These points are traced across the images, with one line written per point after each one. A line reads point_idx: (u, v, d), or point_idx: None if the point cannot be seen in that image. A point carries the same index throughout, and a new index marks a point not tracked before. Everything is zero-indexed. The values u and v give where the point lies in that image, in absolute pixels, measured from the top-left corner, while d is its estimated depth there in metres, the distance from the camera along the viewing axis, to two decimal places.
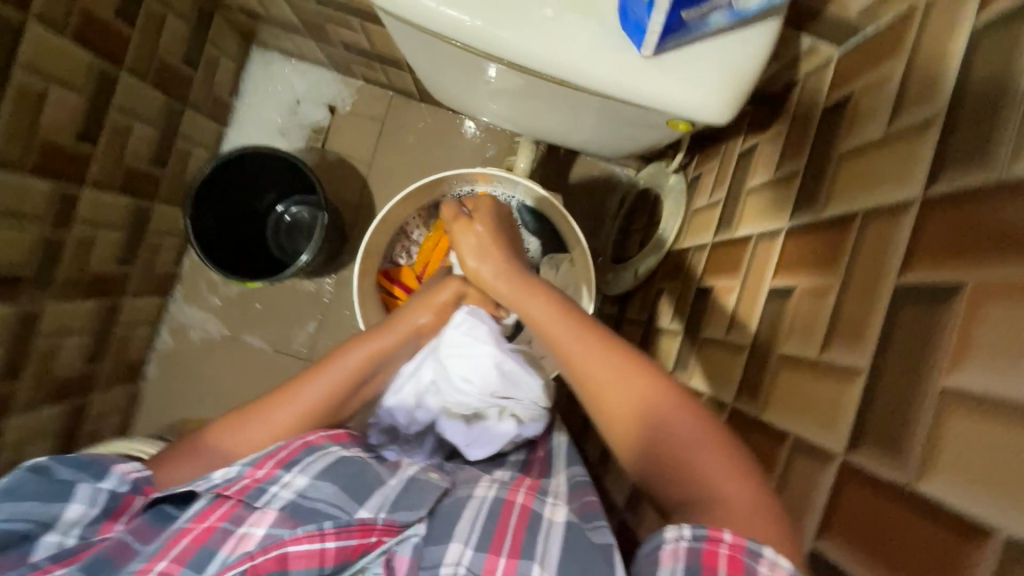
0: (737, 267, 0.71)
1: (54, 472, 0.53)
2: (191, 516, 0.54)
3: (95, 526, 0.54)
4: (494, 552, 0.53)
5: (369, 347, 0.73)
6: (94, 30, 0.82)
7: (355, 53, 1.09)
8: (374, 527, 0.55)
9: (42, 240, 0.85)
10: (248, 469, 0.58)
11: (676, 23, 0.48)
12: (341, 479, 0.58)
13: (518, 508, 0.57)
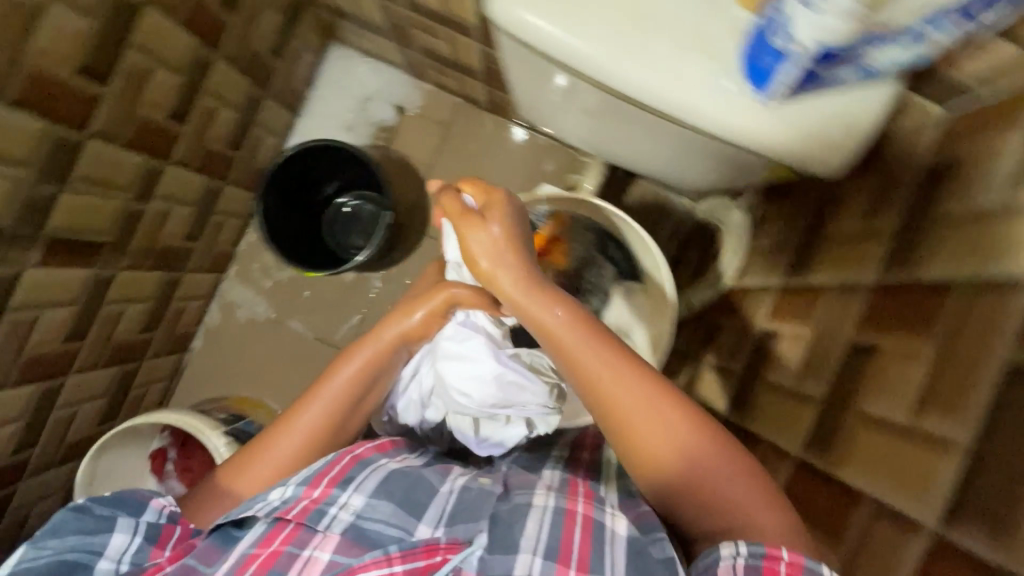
0: (808, 315, 0.69)
1: (91, 508, 0.57)
2: (254, 542, 0.56)
3: (144, 552, 0.57)
4: (564, 563, 0.52)
5: (354, 364, 0.71)
6: (202, 16, 0.86)
7: (434, 59, 1.12)
8: (438, 546, 0.54)
9: (126, 210, 0.88)
10: (305, 488, 0.58)
11: (811, 77, 0.48)
12: (397, 495, 0.59)
13: (581, 518, 0.55)
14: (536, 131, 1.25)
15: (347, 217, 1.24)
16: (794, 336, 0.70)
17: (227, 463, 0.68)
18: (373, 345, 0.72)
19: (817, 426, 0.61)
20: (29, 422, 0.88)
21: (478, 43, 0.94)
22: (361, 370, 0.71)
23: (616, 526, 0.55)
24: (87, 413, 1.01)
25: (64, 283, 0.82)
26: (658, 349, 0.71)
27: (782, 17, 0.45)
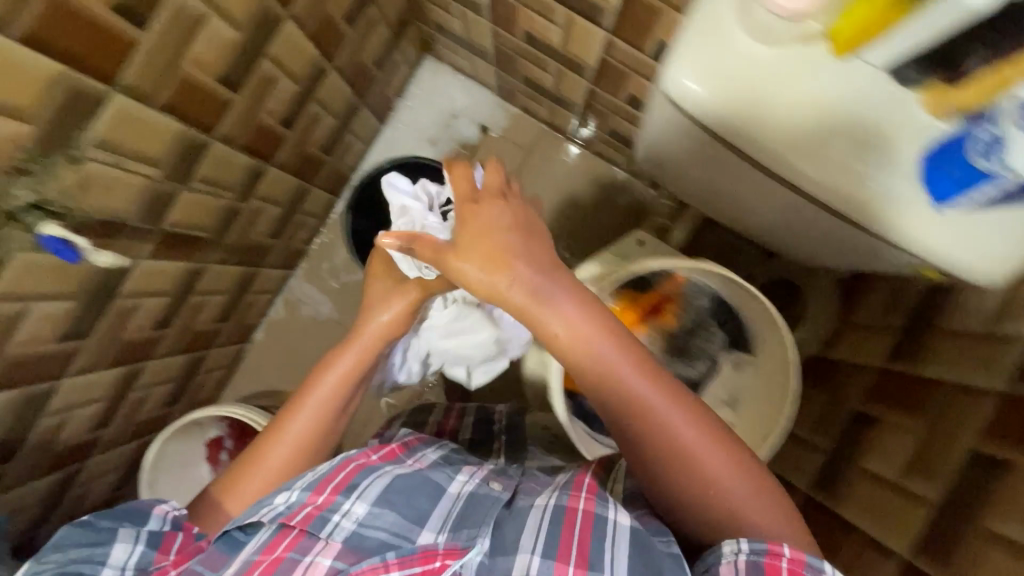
0: (920, 407, 0.65)
1: (94, 522, 0.64)
2: (260, 548, 0.61)
3: (147, 556, 0.63)
4: (563, 560, 0.55)
5: (338, 370, 0.79)
6: (326, 29, 0.87)
7: (531, 88, 1.12)
8: (436, 552, 0.58)
9: (227, 207, 0.90)
10: (309, 495, 0.63)
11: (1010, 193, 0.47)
12: (399, 506, 0.62)
13: (582, 515, 0.58)
14: (588, 145, 1.25)
15: None
16: (893, 426, 0.67)
17: (221, 482, 0.74)
18: (359, 345, 0.80)
19: (922, 533, 0.57)
20: (109, 403, 0.90)
21: (588, 81, 0.94)
22: (348, 373, 0.79)
23: (619, 517, 0.58)
24: (158, 396, 1.02)
25: (165, 274, 0.84)
26: (769, 434, 0.69)
27: (995, 134, 0.45)
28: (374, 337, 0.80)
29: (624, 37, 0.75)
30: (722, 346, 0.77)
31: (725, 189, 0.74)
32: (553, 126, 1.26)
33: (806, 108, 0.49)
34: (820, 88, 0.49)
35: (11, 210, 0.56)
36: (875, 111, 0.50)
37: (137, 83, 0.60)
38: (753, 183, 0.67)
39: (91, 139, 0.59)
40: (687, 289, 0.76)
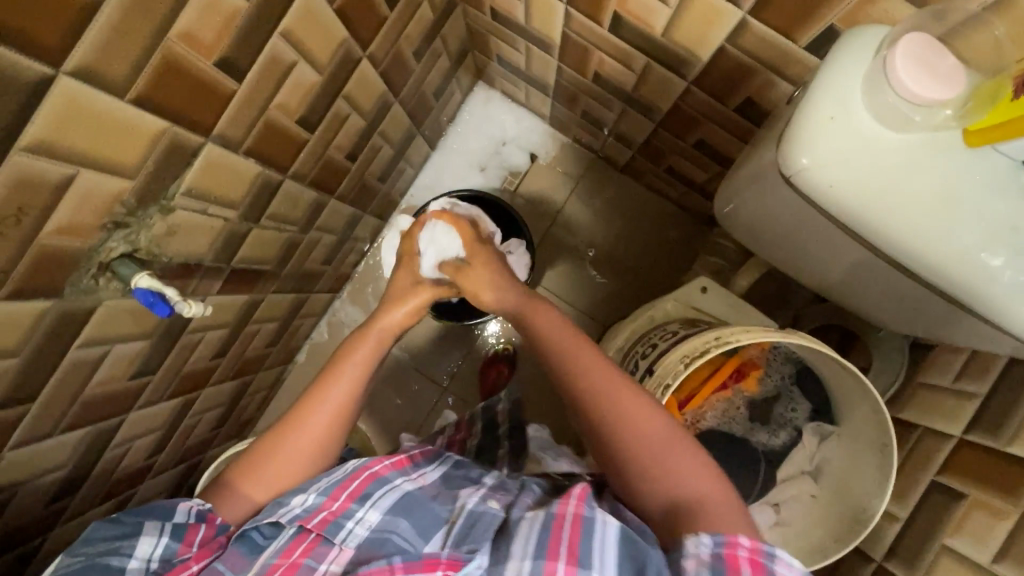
0: (1013, 490, 0.62)
1: (121, 517, 0.63)
2: (276, 553, 0.60)
3: (172, 548, 0.62)
4: (553, 558, 0.53)
5: (362, 352, 0.77)
6: (397, 66, 0.86)
7: (588, 121, 1.11)
8: (438, 561, 0.56)
9: (290, 239, 0.89)
10: (324, 502, 0.62)
11: None
12: (411, 515, 0.62)
13: (571, 518, 0.55)
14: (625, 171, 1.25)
15: None
16: (983, 506, 0.64)
17: (241, 462, 0.69)
18: (376, 332, 0.80)
19: None
20: (165, 431, 0.90)
21: (654, 123, 0.93)
22: (368, 360, 0.77)
23: (606, 518, 0.55)
24: (208, 419, 1.02)
25: (228, 306, 0.84)
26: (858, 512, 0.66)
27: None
28: (391, 323, 0.82)
29: (706, 88, 0.73)
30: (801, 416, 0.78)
31: (793, 250, 0.74)
32: (596, 151, 1.25)
33: (935, 198, 0.50)
34: (948, 177, 0.50)
35: (106, 261, 0.56)
36: (1000, 212, 0.50)
37: (227, 132, 0.60)
38: (797, 225, 0.67)
39: (180, 188, 0.59)
40: (772, 355, 0.79)
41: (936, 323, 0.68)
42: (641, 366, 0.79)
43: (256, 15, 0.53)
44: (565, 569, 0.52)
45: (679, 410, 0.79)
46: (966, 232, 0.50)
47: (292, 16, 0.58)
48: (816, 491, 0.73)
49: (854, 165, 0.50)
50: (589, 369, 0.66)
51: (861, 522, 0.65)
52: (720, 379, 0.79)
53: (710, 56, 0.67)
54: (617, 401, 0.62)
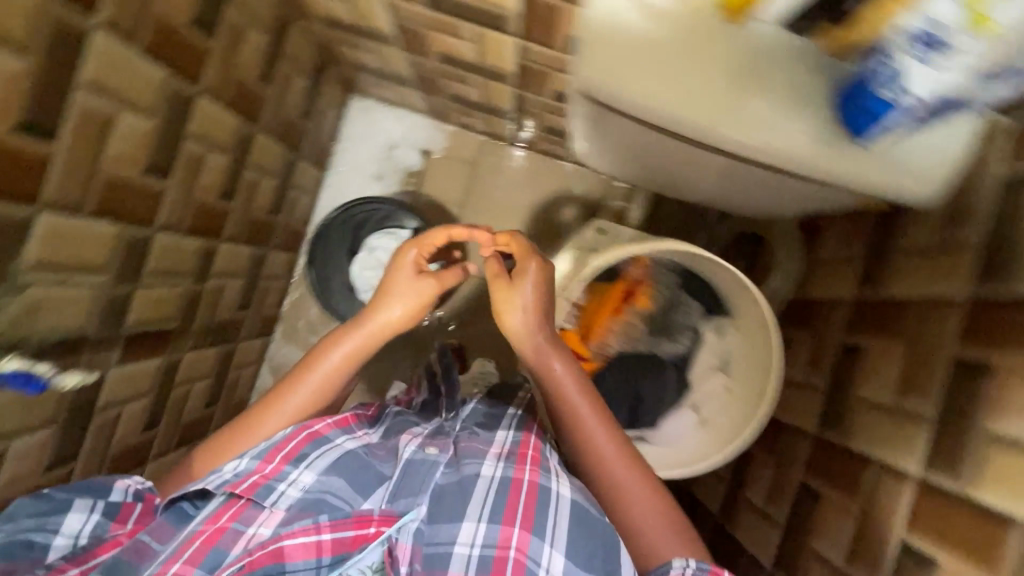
0: (898, 331, 0.66)
1: (51, 493, 0.61)
2: (203, 519, 0.63)
3: (105, 526, 0.62)
4: (509, 524, 0.63)
5: (345, 350, 0.76)
6: (242, 96, 0.86)
7: (459, 103, 1.12)
8: (370, 519, 0.64)
9: (187, 293, 0.88)
10: (258, 464, 0.66)
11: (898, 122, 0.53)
12: (347, 473, 0.68)
13: (527, 484, 0.66)
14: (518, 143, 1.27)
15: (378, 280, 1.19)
16: (880, 353, 0.68)
17: (211, 439, 0.73)
18: (369, 327, 0.77)
19: (928, 447, 0.57)
20: None
21: (512, 87, 0.95)
22: (352, 353, 0.76)
23: (559, 489, 0.66)
24: None
25: (140, 375, 0.82)
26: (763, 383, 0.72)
27: (891, 68, 0.49)
28: (387, 322, 0.77)
29: (534, 40, 0.76)
30: (698, 313, 0.81)
31: (678, 176, 0.78)
32: (483, 132, 1.27)
33: (725, 79, 0.54)
34: (736, 62, 0.54)
35: None
36: (811, 133, 0.55)
37: (60, 196, 0.59)
38: (672, 155, 0.71)
39: (24, 261, 0.57)
40: (652, 268, 0.81)
41: (834, 202, 0.72)
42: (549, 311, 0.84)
43: (44, 71, 0.53)
44: (518, 535, 0.62)
45: (581, 344, 0.84)
46: (785, 158, 0.56)
47: (91, 66, 0.57)
48: (728, 378, 0.77)
49: (636, 61, 0.54)
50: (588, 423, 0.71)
51: (765, 394, 0.70)
52: (611, 306, 0.83)
53: (521, 7, 0.69)
54: (604, 452, 0.70)
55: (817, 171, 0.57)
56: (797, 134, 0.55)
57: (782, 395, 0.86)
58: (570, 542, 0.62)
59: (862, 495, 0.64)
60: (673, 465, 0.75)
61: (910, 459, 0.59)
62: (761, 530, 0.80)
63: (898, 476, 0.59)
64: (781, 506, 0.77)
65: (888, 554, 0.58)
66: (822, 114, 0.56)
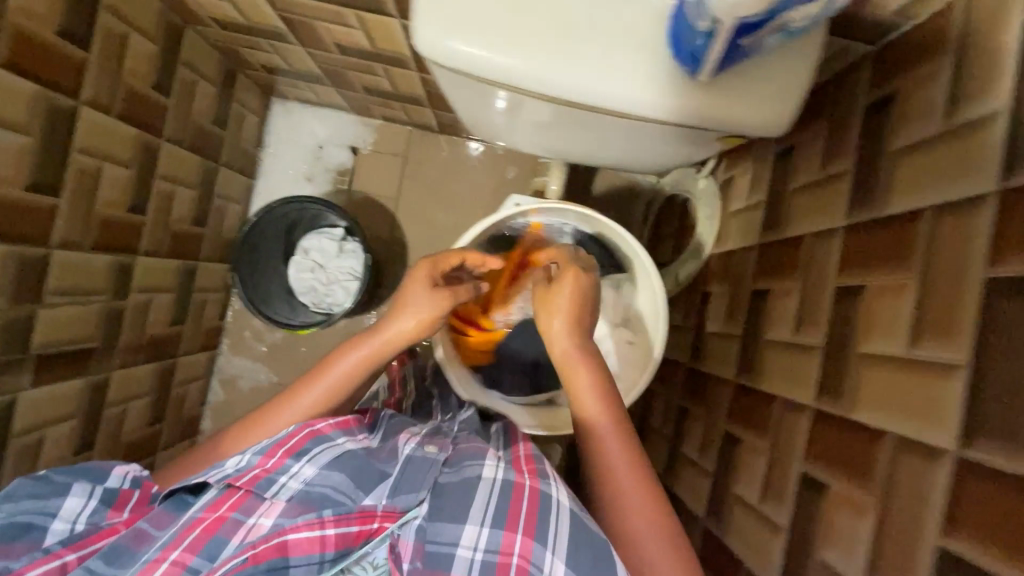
0: (795, 268, 0.67)
1: (49, 475, 0.51)
2: (202, 506, 0.50)
3: (100, 513, 0.51)
4: (511, 529, 0.48)
5: (357, 355, 0.64)
6: (137, 105, 0.85)
7: (375, 94, 1.12)
8: (374, 514, 0.51)
9: (105, 311, 0.87)
10: (259, 457, 0.52)
11: (734, 50, 0.45)
12: (352, 469, 0.53)
13: (529, 490, 0.51)
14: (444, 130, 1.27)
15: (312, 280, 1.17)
16: (781, 292, 0.69)
17: (236, 425, 0.61)
18: (390, 332, 0.65)
19: (819, 377, 0.58)
20: None
21: (415, 72, 0.94)
22: (370, 358, 0.64)
23: (561, 496, 0.51)
24: None
25: (62, 397, 0.81)
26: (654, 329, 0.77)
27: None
28: (401, 333, 0.66)
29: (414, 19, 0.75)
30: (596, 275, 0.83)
31: (570, 142, 0.73)
32: (409, 123, 1.26)
33: (555, 27, 0.50)
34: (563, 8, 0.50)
35: None
36: (649, 75, 0.50)
37: None
38: (543, 116, 0.65)
39: None
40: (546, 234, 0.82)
41: (703, 154, 0.70)
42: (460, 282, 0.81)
43: None
44: (522, 542, 0.47)
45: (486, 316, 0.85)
46: (624, 103, 0.51)
47: None
48: (632, 335, 0.80)
49: (463, 20, 0.50)
50: (598, 426, 0.59)
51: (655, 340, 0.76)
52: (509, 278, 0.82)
53: None
54: (603, 458, 0.57)
55: (668, 118, 0.52)
56: (636, 76, 0.50)
57: (708, 348, 0.86)
58: (574, 547, 0.47)
59: (769, 433, 0.64)
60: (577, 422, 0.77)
61: (809, 393, 0.59)
62: (698, 483, 0.79)
63: (797, 409, 0.60)
64: (710, 455, 0.78)
65: (791, 486, 0.58)
66: (660, 55, 0.50)
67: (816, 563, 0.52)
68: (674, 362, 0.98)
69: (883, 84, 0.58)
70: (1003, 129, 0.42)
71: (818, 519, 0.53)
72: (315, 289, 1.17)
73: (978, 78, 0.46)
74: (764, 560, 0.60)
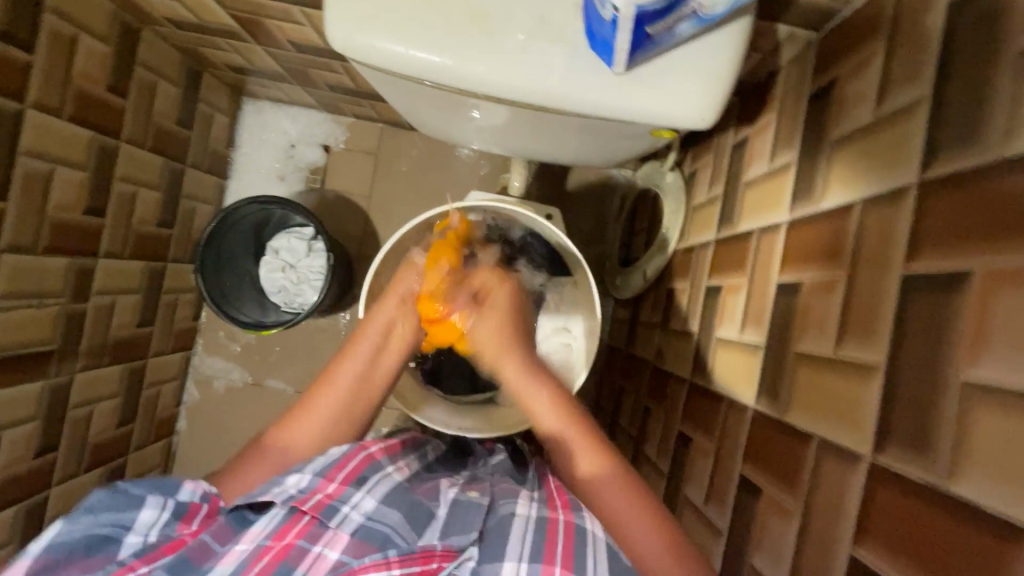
0: (744, 264, 0.64)
1: (129, 487, 0.48)
2: (269, 533, 0.46)
3: (172, 526, 0.47)
4: (549, 563, 0.45)
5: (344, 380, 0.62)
6: (90, 107, 0.85)
7: (341, 92, 1.10)
8: (434, 552, 0.45)
9: (63, 313, 0.87)
10: (320, 480, 0.50)
11: (643, 39, 0.47)
12: (408, 507, 0.50)
13: (564, 526, 0.48)
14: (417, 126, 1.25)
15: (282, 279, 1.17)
16: (732, 289, 0.66)
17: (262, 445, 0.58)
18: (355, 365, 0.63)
19: (760, 378, 0.56)
20: (21, 545, 0.86)
21: None
22: (339, 409, 0.60)
23: (596, 529, 0.49)
24: None
25: (18, 400, 0.81)
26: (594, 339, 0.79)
27: None
28: (354, 387, 0.62)
29: None
30: (543, 278, 0.85)
31: (516, 138, 0.71)
32: (380, 120, 1.25)
33: (468, 21, 0.50)
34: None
35: None
36: (565, 68, 0.50)
37: None
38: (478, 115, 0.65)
39: None
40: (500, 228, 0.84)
41: (651, 149, 0.69)
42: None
43: None
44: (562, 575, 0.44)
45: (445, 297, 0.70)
46: (538, 94, 0.51)
47: None
48: (571, 338, 0.82)
49: (375, 14, 0.49)
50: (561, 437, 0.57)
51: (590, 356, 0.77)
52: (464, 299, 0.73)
53: None
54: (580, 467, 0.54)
55: (589, 108, 0.52)
56: (549, 70, 0.50)
57: (669, 346, 0.84)
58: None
59: (714, 435, 0.63)
60: (512, 424, 0.75)
61: (750, 394, 0.57)
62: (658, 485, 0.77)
63: (741, 409, 0.58)
64: (666, 456, 0.76)
65: (731, 491, 0.57)
66: (575, 45, 0.50)
67: (749, 569, 0.51)
68: (641, 360, 0.96)
69: (824, 73, 0.56)
70: (924, 118, 0.40)
71: (752, 525, 0.52)
72: (286, 289, 1.17)
73: (906, 64, 0.44)
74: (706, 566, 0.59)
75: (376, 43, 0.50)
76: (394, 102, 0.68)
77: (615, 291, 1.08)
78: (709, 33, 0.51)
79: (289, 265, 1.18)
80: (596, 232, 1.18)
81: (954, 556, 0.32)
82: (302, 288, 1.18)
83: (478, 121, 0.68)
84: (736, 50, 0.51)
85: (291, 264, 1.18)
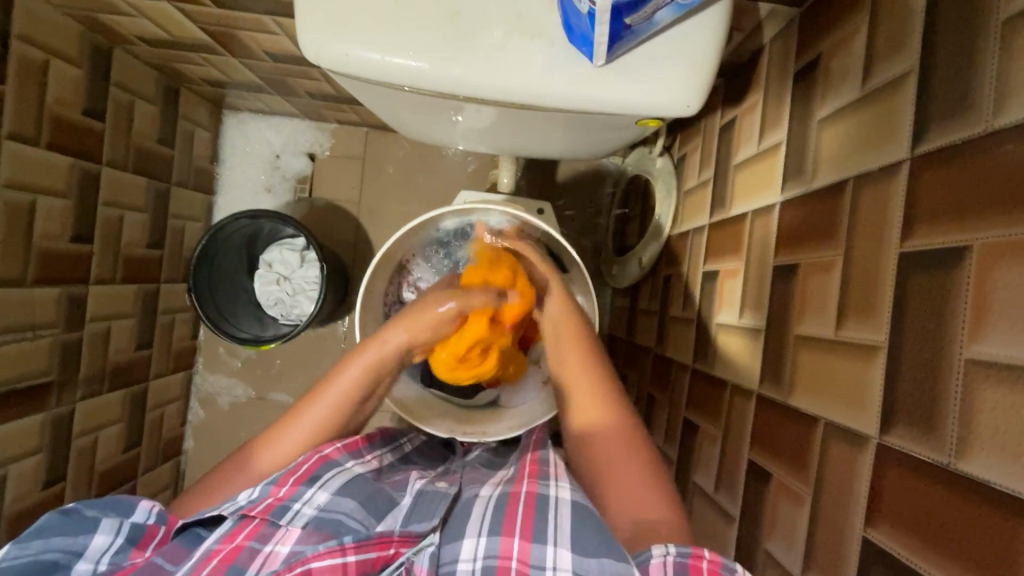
0: (740, 247, 0.64)
1: (81, 510, 0.48)
2: (218, 538, 0.47)
3: (124, 553, 0.47)
4: (509, 535, 0.46)
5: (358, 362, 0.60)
6: (67, 133, 0.83)
7: (320, 99, 1.08)
8: (392, 539, 0.47)
9: (59, 343, 0.87)
10: (270, 486, 0.50)
11: (621, 30, 0.46)
12: (363, 497, 0.52)
13: (526, 497, 0.50)
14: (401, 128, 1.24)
15: (275, 291, 1.16)
16: (729, 273, 0.66)
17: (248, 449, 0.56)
18: (375, 348, 0.62)
19: (762, 362, 0.55)
20: None
21: None
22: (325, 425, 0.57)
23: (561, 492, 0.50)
24: None
25: (22, 434, 0.81)
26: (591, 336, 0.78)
27: None
28: (345, 389, 0.58)
29: None
30: None
31: (502, 136, 0.69)
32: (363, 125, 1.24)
33: (442, 23, 0.48)
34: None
35: None
36: (545, 65, 0.49)
37: None
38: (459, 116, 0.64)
39: None
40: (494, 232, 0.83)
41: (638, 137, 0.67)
42: (406, 274, 0.84)
43: None
44: (521, 545, 0.45)
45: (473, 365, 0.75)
46: (519, 92, 0.50)
47: None
48: None
49: (347, 22, 0.48)
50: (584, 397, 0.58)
51: None
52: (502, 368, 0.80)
53: None
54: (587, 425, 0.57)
55: (572, 102, 0.51)
56: (529, 67, 0.49)
57: (670, 332, 0.84)
58: (576, 539, 0.45)
59: (720, 421, 0.62)
60: (515, 426, 0.75)
61: (753, 378, 0.56)
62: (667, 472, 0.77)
63: (745, 394, 0.58)
64: (674, 443, 0.76)
65: (740, 477, 0.57)
66: (553, 39, 0.49)
67: (763, 555, 0.51)
68: (642, 348, 0.95)
69: (808, 49, 0.55)
70: (913, 92, 0.39)
71: (763, 510, 0.52)
72: (282, 301, 1.16)
73: (889, 38, 0.43)
74: (720, 550, 0.59)
75: (350, 54, 0.49)
76: (374, 110, 0.66)
77: (612, 281, 1.08)
78: (689, 18, 0.50)
79: (281, 277, 1.16)
80: (590, 222, 1.17)
81: (967, 534, 0.32)
82: (295, 297, 1.16)
83: (459, 124, 0.67)
84: (716, 33, 0.51)
85: (284, 276, 1.17)
